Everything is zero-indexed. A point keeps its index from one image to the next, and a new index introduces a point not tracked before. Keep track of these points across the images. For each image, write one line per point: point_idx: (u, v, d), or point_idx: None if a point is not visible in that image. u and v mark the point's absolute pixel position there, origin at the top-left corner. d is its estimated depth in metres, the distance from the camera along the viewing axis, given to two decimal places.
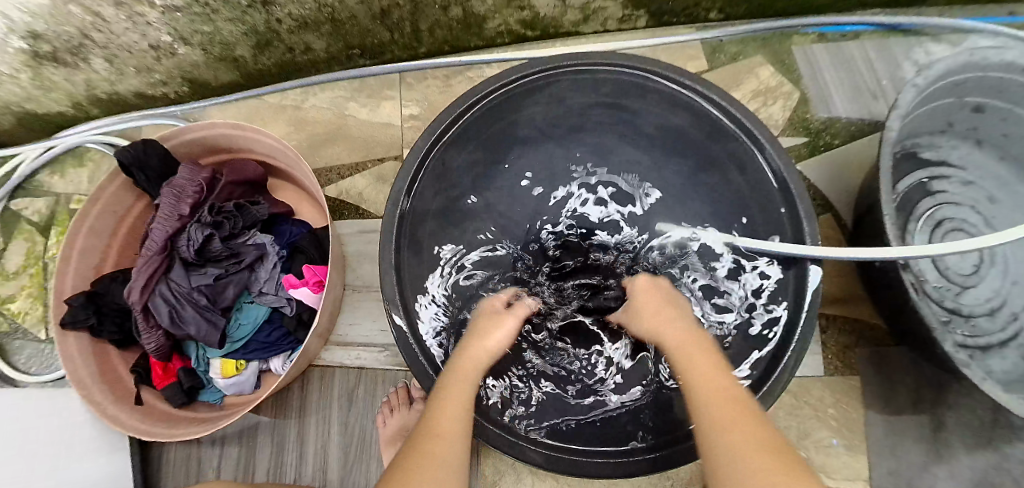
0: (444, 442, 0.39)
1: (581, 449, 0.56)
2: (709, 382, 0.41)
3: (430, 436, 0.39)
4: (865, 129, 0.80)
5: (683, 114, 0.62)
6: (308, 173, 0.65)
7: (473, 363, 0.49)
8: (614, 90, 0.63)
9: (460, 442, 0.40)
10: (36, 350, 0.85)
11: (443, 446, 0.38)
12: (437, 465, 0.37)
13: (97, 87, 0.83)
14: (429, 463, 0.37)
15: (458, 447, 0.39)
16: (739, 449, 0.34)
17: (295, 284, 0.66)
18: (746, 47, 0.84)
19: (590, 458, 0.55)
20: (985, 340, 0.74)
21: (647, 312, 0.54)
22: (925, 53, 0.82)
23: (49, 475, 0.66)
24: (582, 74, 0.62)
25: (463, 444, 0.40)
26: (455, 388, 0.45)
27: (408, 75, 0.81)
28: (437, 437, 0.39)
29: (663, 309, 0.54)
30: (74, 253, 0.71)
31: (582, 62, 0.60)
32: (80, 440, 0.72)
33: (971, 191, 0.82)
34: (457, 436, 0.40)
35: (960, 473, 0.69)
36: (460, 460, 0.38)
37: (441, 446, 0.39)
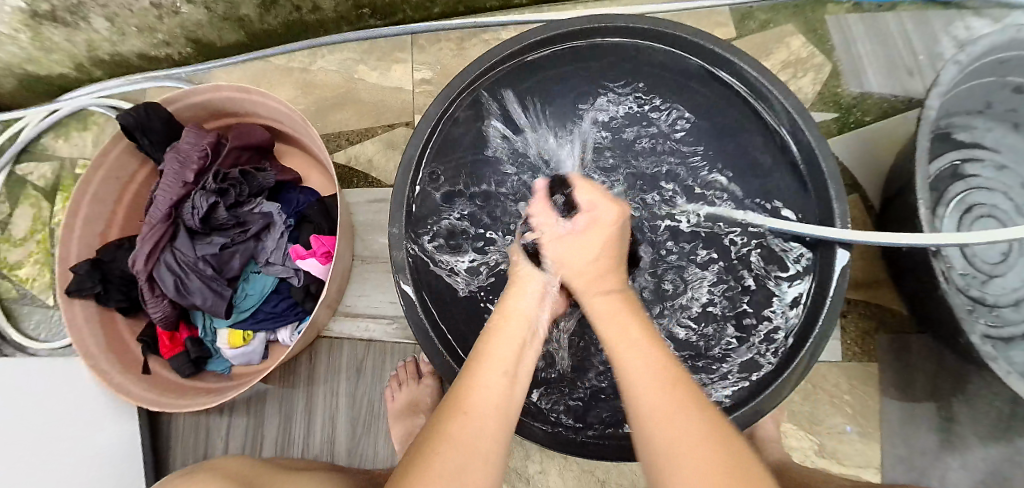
0: (472, 421, 0.34)
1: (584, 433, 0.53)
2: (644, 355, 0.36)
3: (456, 413, 0.35)
4: (899, 106, 0.76)
5: (710, 81, 0.59)
6: (316, 138, 0.63)
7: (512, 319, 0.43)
8: (638, 54, 0.60)
9: (499, 426, 0.36)
10: (45, 316, 0.84)
11: (471, 423, 0.34)
12: (463, 455, 0.32)
13: (98, 48, 0.80)
14: (453, 450, 0.33)
15: (490, 423, 0.35)
16: (683, 433, 0.31)
17: (303, 255, 0.64)
18: (777, 14, 0.79)
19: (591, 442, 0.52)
20: (1008, 331, 0.72)
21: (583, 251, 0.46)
22: (966, 28, 0.77)
23: (60, 456, 0.66)
24: (608, 37, 0.59)
25: (498, 424, 0.36)
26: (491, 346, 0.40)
27: (420, 37, 0.78)
28: (463, 413, 0.35)
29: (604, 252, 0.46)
30: (78, 221, 0.70)
31: (620, 23, 0.56)
32: (96, 413, 0.72)
33: (1004, 177, 0.78)
34: (496, 417, 0.36)
35: (973, 464, 0.68)
36: (492, 442, 0.34)
37: (466, 426, 0.34)
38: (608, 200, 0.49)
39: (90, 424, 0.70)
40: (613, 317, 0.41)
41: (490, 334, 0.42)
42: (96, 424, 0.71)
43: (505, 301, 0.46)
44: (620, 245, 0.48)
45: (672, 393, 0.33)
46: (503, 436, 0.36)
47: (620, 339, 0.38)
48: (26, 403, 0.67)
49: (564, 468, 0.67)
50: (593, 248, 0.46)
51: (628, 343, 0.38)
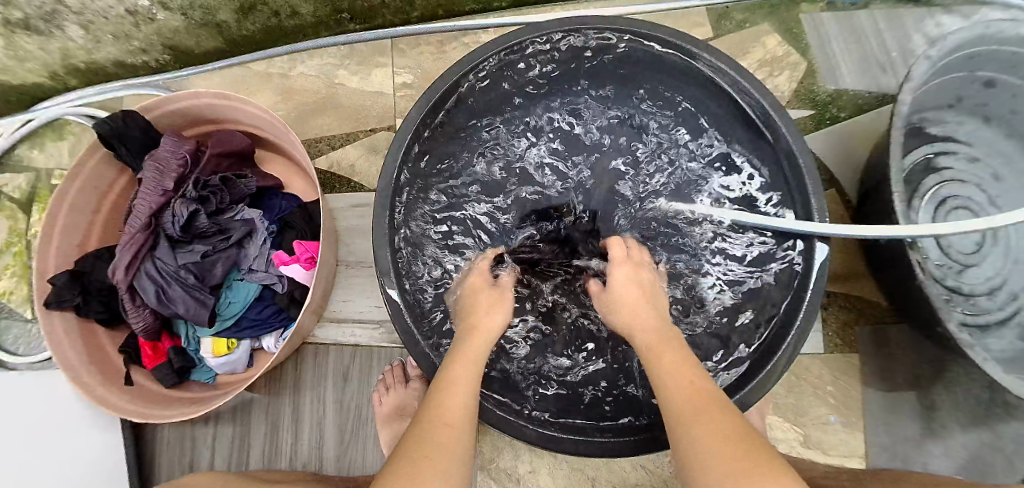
0: (454, 431, 0.38)
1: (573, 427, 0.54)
2: (679, 376, 0.40)
3: (438, 424, 0.38)
4: (873, 102, 0.77)
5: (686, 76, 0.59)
6: (296, 142, 0.63)
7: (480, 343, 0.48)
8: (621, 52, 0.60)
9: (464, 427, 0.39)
10: (23, 330, 0.83)
11: (449, 432, 0.37)
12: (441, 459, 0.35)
13: (73, 56, 0.79)
14: (438, 455, 0.35)
15: (463, 433, 0.38)
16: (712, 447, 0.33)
17: (286, 261, 0.63)
18: (753, 14, 0.81)
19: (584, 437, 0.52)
20: (984, 319, 0.74)
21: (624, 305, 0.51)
22: (936, 25, 0.79)
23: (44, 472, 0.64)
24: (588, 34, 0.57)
25: (468, 432, 0.39)
26: (462, 370, 0.43)
27: (400, 41, 0.78)
28: (443, 423, 0.38)
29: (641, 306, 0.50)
30: (56, 231, 0.68)
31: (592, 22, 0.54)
32: (84, 430, 0.70)
33: (976, 169, 0.80)
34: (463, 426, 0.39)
35: (956, 452, 0.70)
36: (465, 450, 0.37)
37: (449, 434, 0.37)
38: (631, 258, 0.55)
39: (73, 442, 0.69)
40: (657, 348, 0.44)
41: (464, 358, 0.45)
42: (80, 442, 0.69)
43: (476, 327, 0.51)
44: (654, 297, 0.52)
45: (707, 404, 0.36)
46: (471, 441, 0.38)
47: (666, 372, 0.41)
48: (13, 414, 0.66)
49: (554, 467, 0.67)
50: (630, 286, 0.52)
51: (675, 361, 0.42)
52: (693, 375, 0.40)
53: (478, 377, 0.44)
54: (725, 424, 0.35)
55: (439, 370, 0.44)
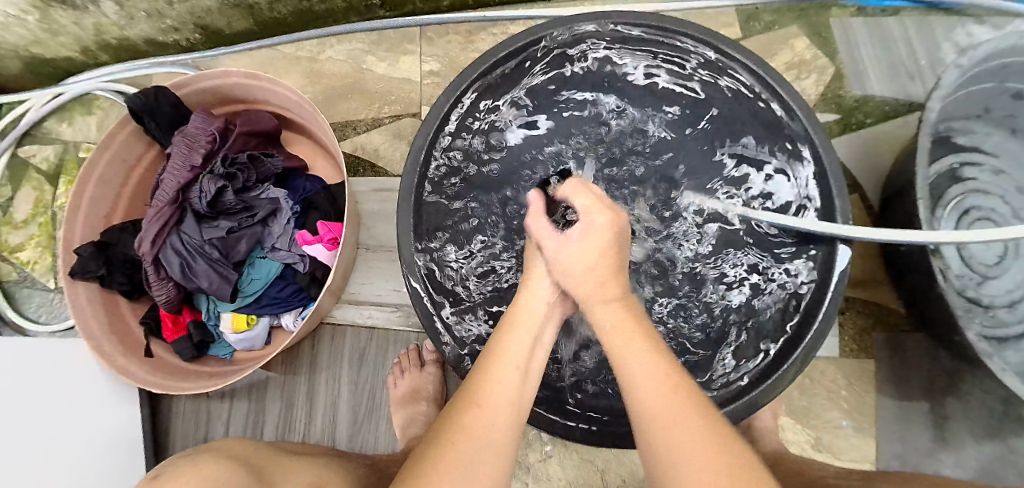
0: (485, 413, 0.35)
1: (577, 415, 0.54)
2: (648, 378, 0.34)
3: (470, 407, 0.35)
4: (900, 109, 0.77)
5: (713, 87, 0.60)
6: (324, 125, 0.63)
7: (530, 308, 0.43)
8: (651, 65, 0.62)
9: (512, 419, 0.36)
10: (44, 299, 0.84)
11: (482, 417, 0.35)
12: (479, 456, 0.33)
13: (107, 32, 0.80)
14: (468, 443, 0.33)
15: (500, 418, 0.35)
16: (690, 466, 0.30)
17: (309, 241, 0.64)
18: (781, 16, 0.80)
19: (587, 426, 0.52)
20: (1003, 332, 0.73)
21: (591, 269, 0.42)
22: (967, 35, 0.78)
23: (63, 443, 0.66)
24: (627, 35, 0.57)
25: (507, 417, 0.36)
26: (506, 344, 0.39)
27: (429, 29, 0.78)
28: (476, 405, 0.35)
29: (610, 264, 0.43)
30: (84, 203, 0.70)
31: (648, 23, 0.54)
32: (103, 408, 0.71)
33: (1001, 181, 0.79)
34: (511, 411, 0.36)
35: (968, 463, 0.70)
36: (506, 436, 0.35)
37: (481, 418, 0.35)
38: (602, 206, 0.45)
39: (90, 421, 0.69)
40: (623, 334, 0.38)
41: (506, 328, 0.41)
42: (95, 423, 0.69)
43: (523, 293, 0.45)
44: (619, 252, 0.44)
45: (674, 400, 0.33)
46: (515, 431, 0.36)
47: (626, 357, 0.36)
48: (35, 382, 0.66)
49: (564, 458, 0.68)
50: (592, 250, 0.43)
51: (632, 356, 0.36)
52: (658, 361, 0.35)
53: (524, 350, 0.39)
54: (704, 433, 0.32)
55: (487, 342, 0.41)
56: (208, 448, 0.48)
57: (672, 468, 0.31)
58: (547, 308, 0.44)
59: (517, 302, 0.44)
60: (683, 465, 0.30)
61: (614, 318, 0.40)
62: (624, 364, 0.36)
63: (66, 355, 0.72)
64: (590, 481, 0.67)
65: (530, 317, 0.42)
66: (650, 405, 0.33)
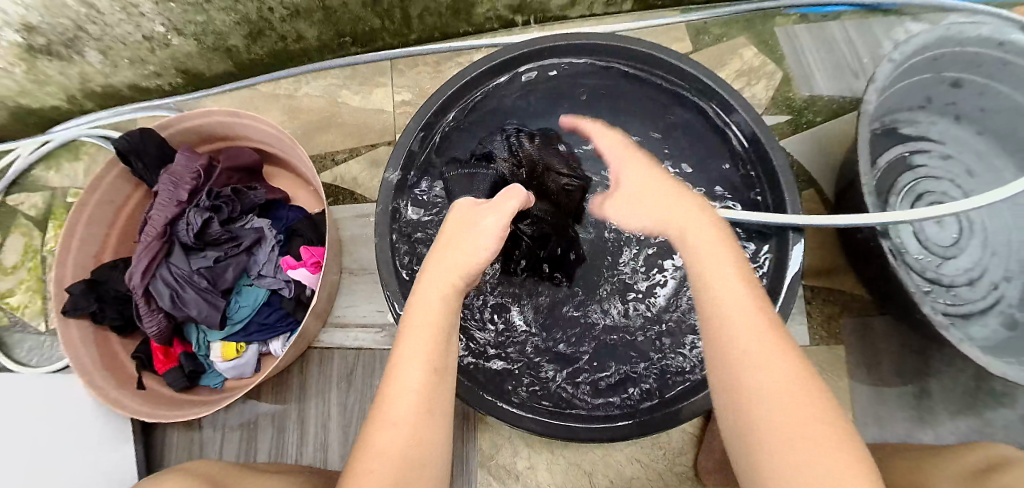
0: (391, 419, 0.36)
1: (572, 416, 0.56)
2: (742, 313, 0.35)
3: (384, 423, 0.36)
4: (846, 107, 0.82)
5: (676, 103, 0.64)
6: (303, 156, 0.67)
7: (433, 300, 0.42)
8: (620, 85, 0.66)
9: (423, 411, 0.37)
10: (36, 343, 0.85)
11: (397, 432, 0.35)
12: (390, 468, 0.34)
13: (91, 80, 0.83)
14: (385, 460, 0.34)
15: (411, 427, 0.36)
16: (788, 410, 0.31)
17: (293, 265, 0.67)
18: (729, 29, 0.86)
19: (583, 425, 0.54)
20: (966, 308, 0.77)
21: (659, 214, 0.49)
22: (905, 33, 0.84)
23: (54, 469, 0.67)
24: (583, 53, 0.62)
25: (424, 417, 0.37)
26: (411, 347, 0.39)
27: (400, 61, 0.83)
28: (392, 421, 0.36)
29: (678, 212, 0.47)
30: (74, 244, 0.72)
31: (615, 44, 0.59)
32: (101, 453, 0.70)
33: (951, 165, 0.84)
34: (427, 416, 0.37)
35: (945, 439, 0.72)
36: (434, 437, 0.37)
37: (385, 429, 0.36)
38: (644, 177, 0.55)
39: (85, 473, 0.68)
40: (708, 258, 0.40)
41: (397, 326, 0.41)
42: (92, 473, 0.69)
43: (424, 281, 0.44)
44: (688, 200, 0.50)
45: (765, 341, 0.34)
46: (438, 426, 0.37)
47: (722, 292, 0.37)
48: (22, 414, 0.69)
49: (552, 462, 0.69)
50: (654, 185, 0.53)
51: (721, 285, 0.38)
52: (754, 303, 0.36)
53: (424, 349, 0.39)
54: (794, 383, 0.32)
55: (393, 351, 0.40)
56: (174, 469, 0.51)
57: (756, 414, 0.31)
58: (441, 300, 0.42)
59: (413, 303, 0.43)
60: (770, 404, 0.31)
61: (715, 253, 0.40)
62: (718, 304, 0.36)
63: (54, 384, 0.74)
64: (579, 483, 0.69)
65: (422, 312, 0.41)
66: (747, 344, 0.34)
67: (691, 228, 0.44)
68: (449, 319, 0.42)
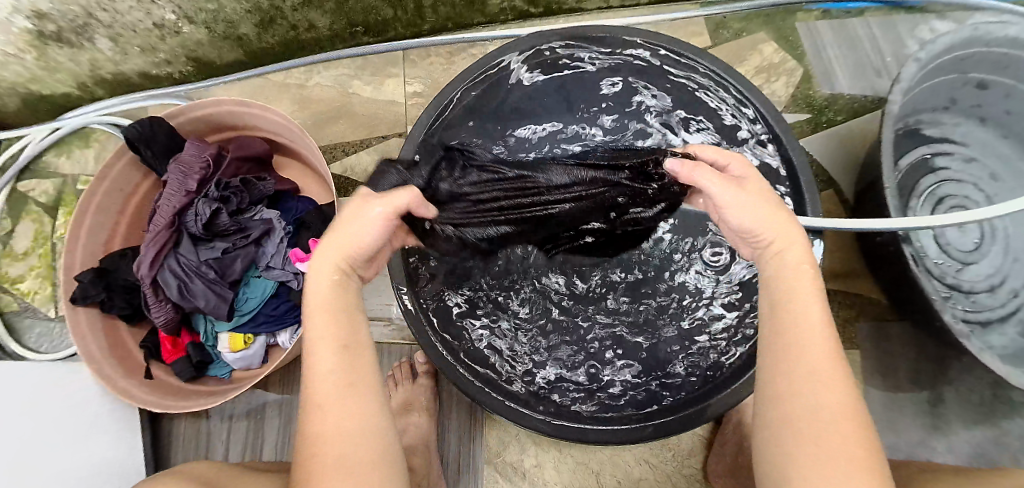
0: (329, 409, 0.34)
1: (581, 417, 0.55)
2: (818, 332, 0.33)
3: (312, 410, 0.34)
4: (868, 106, 0.80)
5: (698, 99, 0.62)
6: (314, 148, 0.66)
7: (321, 287, 0.37)
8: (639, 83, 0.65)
9: (367, 399, 0.35)
10: (45, 329, 0.86)
11: (322, 417, 0.34)
12: (335, 453, 0.32)
13: (102, 67, 0.83)
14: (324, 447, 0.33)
15: (339, 410, 0.34)
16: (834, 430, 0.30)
17: (301, 258, 0.66)
18: (749, 23, 0.84)
19: (591, 426, 0.54)
20: (985, 315, 0.75)
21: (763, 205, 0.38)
22: (929, 31, 0.82)
23: (55, 456, 0.67)
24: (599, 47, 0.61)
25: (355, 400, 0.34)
26: (315, 332, 0.36)
27: (412, 52, 0.82)
28: (317, 406, 0.34)
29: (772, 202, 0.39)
30: (83, 232, 0.72)
31: (633, 37, 0.58)
32: (91, 448, 0.69)
33: (974, 169, 0.82)
34: (352, 390, 0.35)
35: (960, 448, 0.71)
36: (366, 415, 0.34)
37: (325, 416, 0.34)
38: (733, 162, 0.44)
39: (67, 471, 0.67)
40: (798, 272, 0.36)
41: (319, 311, 0.37)
42: (75, 471, 0.67)
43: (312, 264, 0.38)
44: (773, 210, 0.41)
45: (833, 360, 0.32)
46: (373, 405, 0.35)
47: (800, 305, 0.34)
48: (30, 397, 0.69)
49: (559, 462, 0.69)
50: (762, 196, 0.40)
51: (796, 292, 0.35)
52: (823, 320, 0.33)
53: (337, 332, 0.36)
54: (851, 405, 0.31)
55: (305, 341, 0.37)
56: (171, 472, 0.52)
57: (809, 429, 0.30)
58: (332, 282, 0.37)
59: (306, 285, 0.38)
60: (821, 428, 0.30)
61: (799, 266, 0.36)
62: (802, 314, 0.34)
63: (62, 374, 0.74)
64: (586, 483, 0.68)
65: (314, 293, 0.37)
66: (814, 365, 0.32)
67: (782, 240, 0.37)
68: (343, 297, 0.38)
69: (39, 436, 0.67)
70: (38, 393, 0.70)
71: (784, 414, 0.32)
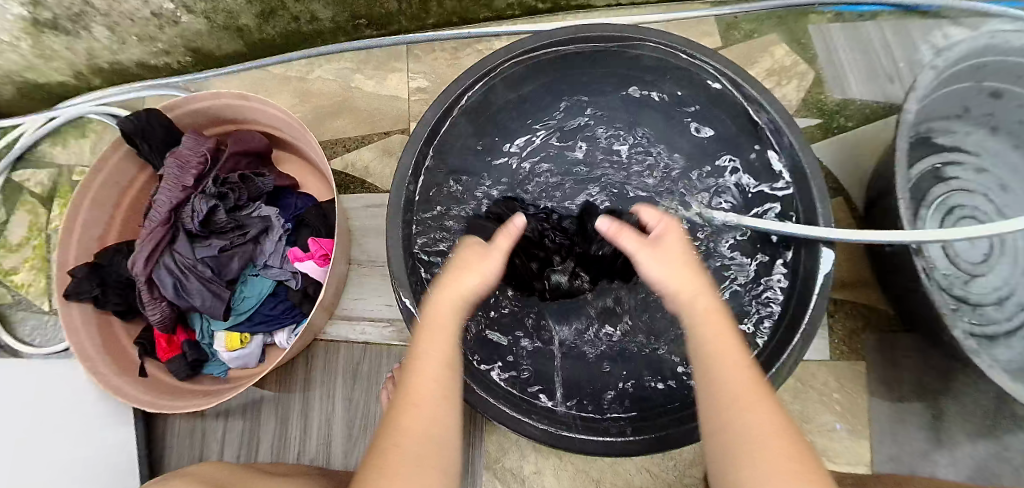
0: (423, 413, 0.36)
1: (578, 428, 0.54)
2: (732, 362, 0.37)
3: (408, 406, 0.37)
4: (880, 112, 0.78)
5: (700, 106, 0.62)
6: (314, 144, 0.64)
7: (449, 305, 0.43)
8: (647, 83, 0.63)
9: (448, 413, 0.37)
10: (40, 322, 0.84)
11: (413, 415, 0.36)
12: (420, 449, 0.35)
13: (99, 56, 0.81)
14: (409, 442, 0.35)
15: (430, 413, 0.37)
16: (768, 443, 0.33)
17: (300, 257, 0.65)
18: (761, 25, 0.82)
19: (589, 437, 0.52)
20: (992, 330, 0.73)
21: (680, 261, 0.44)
22: (943, 37, 0.80)
23: (52, 446, 0.67)
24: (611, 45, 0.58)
25: (444, 413, 0.37)
26: (429, 342, 0.40)
27: (415, 47, 0.80)
28: (412, 405, 0.37)
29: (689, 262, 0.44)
30: (78, 226, 0.70)
31: (650, 38, 0.54)
32: (83, 445, 0.68)
33: (984, 179, 0.81)
34: (444, 404, 0.38)
35: (964, 462, 0.70)
36: (445, 427, 0.37)
37: (419, 417, 0.36)
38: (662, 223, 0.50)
39: (62, 468, 0.66)
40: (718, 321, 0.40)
41: (432, 327, 0.41)
42: (71, 467, 0.66)
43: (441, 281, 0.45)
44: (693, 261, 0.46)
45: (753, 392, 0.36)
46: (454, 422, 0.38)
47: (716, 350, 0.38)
48: (40, 385, 0.70)
49: (559, 468, 0.68)
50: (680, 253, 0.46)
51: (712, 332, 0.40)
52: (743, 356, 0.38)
53: (450, 349, 0.40)
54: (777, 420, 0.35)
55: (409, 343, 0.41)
56: (182, 475, 0.52)
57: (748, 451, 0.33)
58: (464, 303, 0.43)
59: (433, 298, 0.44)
60: (760, 445, 0.33)
61: (711, 315, 0.41)
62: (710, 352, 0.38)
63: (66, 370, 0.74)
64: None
65: (450, 310, 0.42)
66: (734, 390, 0.36)
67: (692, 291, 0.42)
68: (461, 323, 0.43)
69: (42, 422, 0.67)
70: (45, 383, 0.71)
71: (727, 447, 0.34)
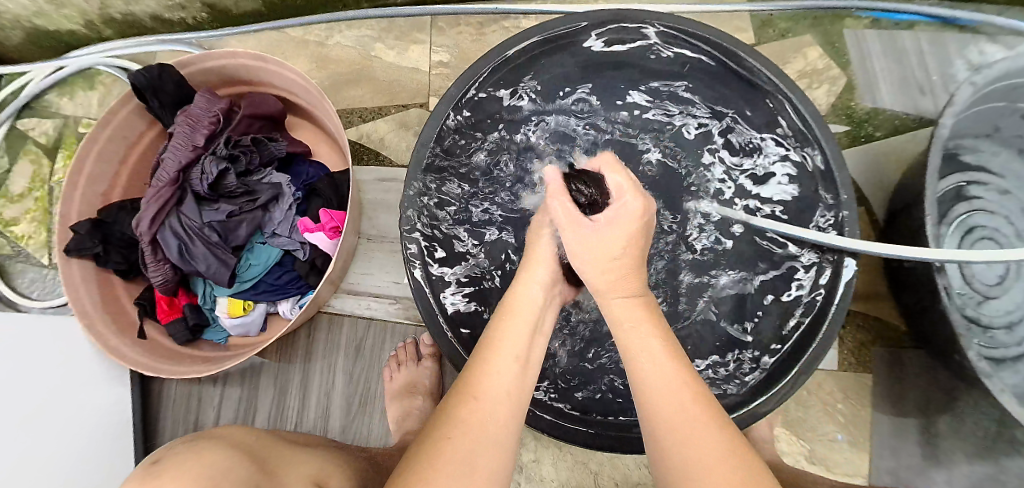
0: (484, 407, 0.34)
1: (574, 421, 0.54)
2: (653, 368, 0.35)
3: (467, 396, 0.34)
4: (910, 124, 0.76)
5: (736, 107, 0.59)
6: (331, 112, 0.62)
7: (521, 303, 0.41)
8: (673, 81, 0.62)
9: (513, 412, 0.35)
10: (38, 275, 0.83)
11: (475, 407, 0.34)
12: (468, 433, 0.32)
13: (111, 6, 0.78)
14: (463, 436, 0.32)
15: (498, 410, 0.34)
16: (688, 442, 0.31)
17: (311, 228, 0.63)
18: (797, 24, 0.80)
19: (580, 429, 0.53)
20: (1000, 353, 0.72)
21: (590, 243, 0.42)
22: (979, 53, 0.77)
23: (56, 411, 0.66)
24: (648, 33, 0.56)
25: (514, 413, 0.35)
26: (504, 330, 0.39)
27: (439, 19, 0.77)
28: (473, 396, 0.34)
29: (605, 253, 0.41)
30: (81, 180, 0.69)
31: (689, 30, 0.53)
32: (92, 396, 0.70)
33: (1008, 201, 0.79)
34: (515, 397, 0.36)
35: (960, 481, 0.70)
36: (509, 428, 0.34)
37: (479, 411, 0.33)
38: (634, 191, 0.43)
39: (78, 416, 0.67)
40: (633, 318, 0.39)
41: (505, 314, 0.41)
42: (85, 417, 0.68)
43: (515, 283, 0.44)
44: (643, 242, 0.43)
45: (684, 396, 0.33)
46: (516, 421, 0.35)
47: (613, 308, 0.40)
48: (34, 352, 0.67)
49: (558, 458, 0.67)
50: (617, 240, 0.41)
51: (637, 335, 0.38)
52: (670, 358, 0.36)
53: (523, 351, 0.38)
54: (701, 415, 0.33)
55: (485, 330, 0.40)
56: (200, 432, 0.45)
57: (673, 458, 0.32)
58: (544, 292, 0.43)
59: (509, 296, 0.43)
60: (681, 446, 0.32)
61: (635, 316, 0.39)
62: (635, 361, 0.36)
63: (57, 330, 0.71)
64: (583, 482, 0.67)
65: (526, 304, 0.41)
66: (658, 395, 0.34)
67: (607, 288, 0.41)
68: (538, 320, 0.41)
69: (44, 391, 0.65)
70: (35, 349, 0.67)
71: (650, 425, 0.34)
